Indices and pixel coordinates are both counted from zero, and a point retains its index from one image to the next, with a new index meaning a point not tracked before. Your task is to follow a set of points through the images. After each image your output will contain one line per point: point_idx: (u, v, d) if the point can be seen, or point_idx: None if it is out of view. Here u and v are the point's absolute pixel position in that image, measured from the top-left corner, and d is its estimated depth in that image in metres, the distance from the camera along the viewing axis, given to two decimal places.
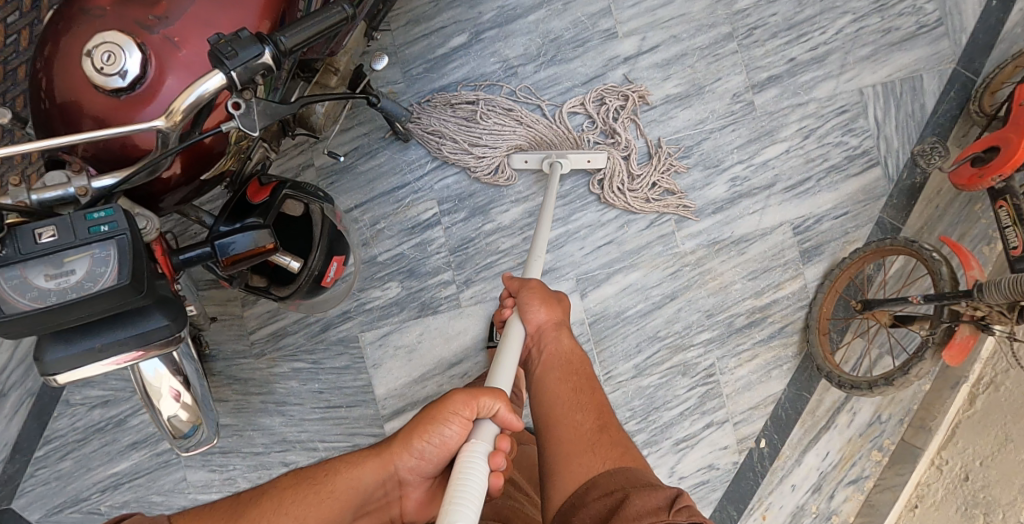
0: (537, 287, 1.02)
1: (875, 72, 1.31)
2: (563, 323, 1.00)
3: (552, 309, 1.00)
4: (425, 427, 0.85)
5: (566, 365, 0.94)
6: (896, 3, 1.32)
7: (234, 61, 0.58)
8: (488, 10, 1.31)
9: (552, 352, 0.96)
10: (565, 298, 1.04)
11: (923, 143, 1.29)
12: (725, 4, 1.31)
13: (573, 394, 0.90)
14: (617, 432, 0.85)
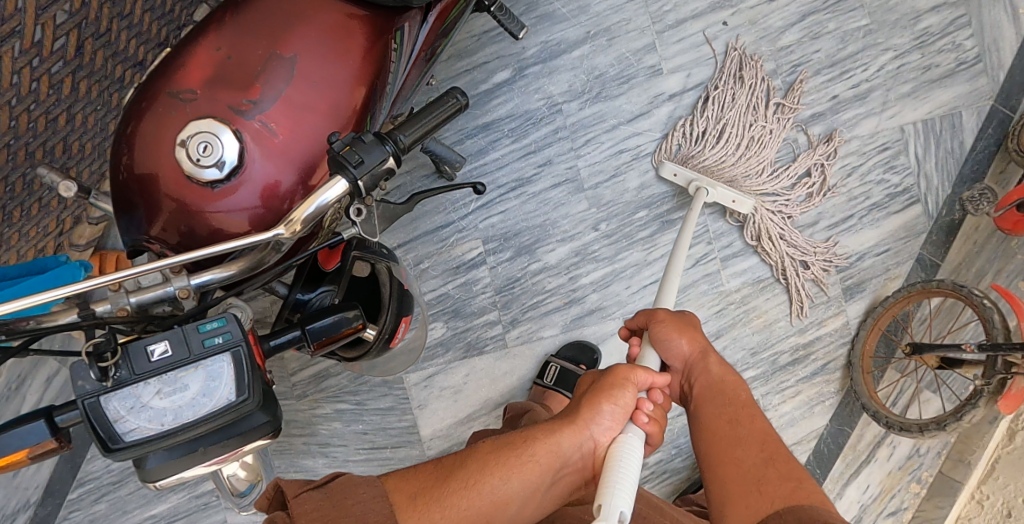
0: (668, 315, 0.96)
1: (916, 109, 1.32)
2: (708, 346, 0.94)
3: (693, 335, 0.94)
4: (610, 392, 0.82)
5: (719, 396, 0.89)
6: (936, 39, 1.33)
7: (360, 168, 0.55)
8: (532, 46, 1.29)
9: (701, 384, 0.91)
10: (694, 316, 0.98)
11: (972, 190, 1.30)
12: (768, 41, 1.31)
13: (731, 426, 0.85)
14: (786, 465, 0.79)
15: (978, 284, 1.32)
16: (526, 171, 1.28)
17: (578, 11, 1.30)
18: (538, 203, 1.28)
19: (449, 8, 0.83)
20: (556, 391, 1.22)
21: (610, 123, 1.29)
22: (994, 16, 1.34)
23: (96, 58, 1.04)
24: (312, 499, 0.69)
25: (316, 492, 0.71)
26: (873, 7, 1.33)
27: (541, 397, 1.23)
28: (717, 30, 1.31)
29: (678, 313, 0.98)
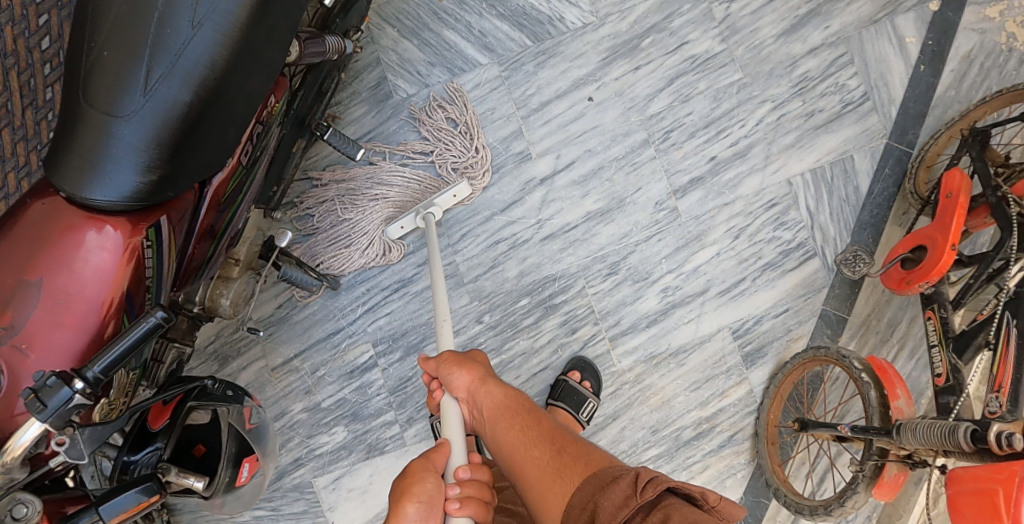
0: (449, 353, 0.93)
1: (802, 159, 1.28)
2: (486, 372, 0.90)
3: (465, 365, 0.90)
4: (409, 493, 0.76)
5: (508, 414, 0.87)
6: (816, 84, 1.29)
7: (45, 413, 0.62)
8: (402, 148, 1.32)
9: (491, 410, 0.87)
10: (478, 350, 0.95)
11: (846, 250, 1.26)
12: (638, 110, 1.29)
13: (522, 434, 0.86)
14: (575, 447, 0.84)
15: (891, 334, 1.25)
16: (408, 271, 1.30)
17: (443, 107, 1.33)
18: (422, 301, 1.30)
19: (225, 183, 0.86)
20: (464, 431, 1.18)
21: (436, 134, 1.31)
22: (879, 49, 1.30)
23: None
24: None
25: None
26: (745, 60, 1.30)
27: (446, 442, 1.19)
28: (583, 105, 1.29)
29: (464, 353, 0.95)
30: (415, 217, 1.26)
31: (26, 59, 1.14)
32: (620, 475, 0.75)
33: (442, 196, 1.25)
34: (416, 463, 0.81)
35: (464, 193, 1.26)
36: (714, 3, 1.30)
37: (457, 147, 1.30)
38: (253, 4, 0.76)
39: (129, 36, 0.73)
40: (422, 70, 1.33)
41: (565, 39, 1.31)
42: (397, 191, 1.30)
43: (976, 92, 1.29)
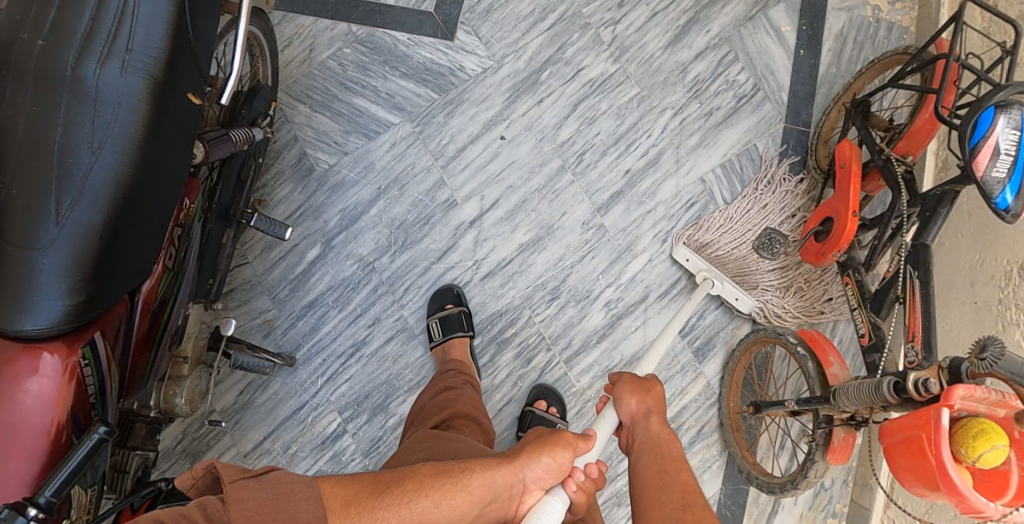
0: (630, 377, 1.00)
1: (711, 156, 1.34)
2: (656, 409, 0.97)
3: (646, 396, 0.97)
4: (551, 447, 0.83)
5: (660, 454, 0.92)
6: (709, 85, 1.36)
7: None
8: (332, 216, 1.36)
9: (643, 442, 0.94)
10: (657, 381, 1.01)
11: (760, 234, 1.32)
12: (549, 140, 1.35)
13: (658, 474, 0.90)
14: (702, 511, 0.84)
15: (827, 304, 1.31)
16: (359, 335, 1.33)
17: (365, 171, 1.36)
18: (378, 361, 1.32)
19: (156, 288, 0.89)
20: (452, 340, 1.25)
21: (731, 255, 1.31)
22: (760, 42, 1.38)
23: None
24: (247, 487, 0.68)
25: (252, 479, 0.69)
26: (640, 74, 1.37)
27: (443, 356, 1.26)
28: (497, 144, 1.35)
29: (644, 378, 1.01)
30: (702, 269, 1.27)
31: None
32: None
33: (729, 288, 1.26)
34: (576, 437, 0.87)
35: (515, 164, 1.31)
36: (600, 28, 1.38)
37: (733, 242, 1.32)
38: (149, 120, 0.80)
39: (34, 172, 0.76)
40: (339, 140, 1.38)
41: (468, 85, 1.38)
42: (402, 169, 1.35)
43: (856, 65, 1.38)
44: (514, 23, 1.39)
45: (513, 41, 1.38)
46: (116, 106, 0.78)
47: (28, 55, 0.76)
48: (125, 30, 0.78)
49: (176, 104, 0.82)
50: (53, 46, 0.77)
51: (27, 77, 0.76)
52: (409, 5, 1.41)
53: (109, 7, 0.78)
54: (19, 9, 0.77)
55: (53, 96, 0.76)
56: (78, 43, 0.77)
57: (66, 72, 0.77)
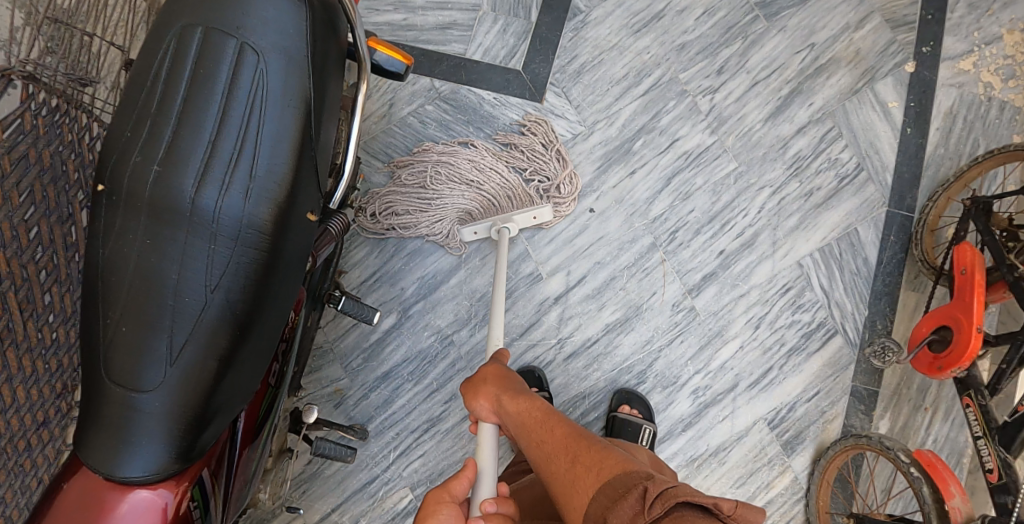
0: (467, 385, 0.98)
1: (809, 239, 1.28)
2: (500, 390, 0.94)
3: (483, 392, 0.95)
4: (425, 520, 0.75)
5: (528, 430, 0.88)
6: (810, 162, 1.30)
7: None
8: (410, 284, 1.30)
9: (516, 424, 0.90)
10: (491, 364, 0.99)
11: (873, 341, 1.26)
12: (641, 214, 1.29)
13: (541, 450, 0.87)
14: (591, 452, 0.82)
15: (923, 400, 1.26)
16: (435, 409, 1.28)
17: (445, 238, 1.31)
18: (454, 438, 1.28)
19: (256, 411, 0.85)
20: None
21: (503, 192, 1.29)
22: (865, 118, 1.32)
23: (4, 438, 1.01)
24: None
25: None
26: (737, 148, 1.30)
27: None
28: (586, 217, 1.29)
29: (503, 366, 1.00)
30: (490, 228, 1.25)
31: (19, 275, 1.00)
32: (632, 490, 0.73)
33: (521, 215, 1.24)
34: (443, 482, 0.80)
35: (546, 216, 1.25)
36: (697, 96, 1.32)
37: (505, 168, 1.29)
38: (268, 252, 0.72)
39: (142, 311, 0.70)
40: None
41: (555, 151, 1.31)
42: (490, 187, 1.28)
43: (965, 146, 1.31)
44: (607, 87, 1.32)
45: (606, 106, 1.32)
46: (235, 239, 0.71)
47: (143, 181, 0.69)
48: (247, 151, 0.70)
49: (297, 228, 0.75)
50: (169, 172, 0.68)
51: (141, 206, 0.69)
52: (497, 62, 1.35)
53: (229, 128, 0.69)
54: (132, 126, 0.69)
55: (168, 228, 0.69)
56: (197, 167, 0.69)
57: (183, 201, 0.69)
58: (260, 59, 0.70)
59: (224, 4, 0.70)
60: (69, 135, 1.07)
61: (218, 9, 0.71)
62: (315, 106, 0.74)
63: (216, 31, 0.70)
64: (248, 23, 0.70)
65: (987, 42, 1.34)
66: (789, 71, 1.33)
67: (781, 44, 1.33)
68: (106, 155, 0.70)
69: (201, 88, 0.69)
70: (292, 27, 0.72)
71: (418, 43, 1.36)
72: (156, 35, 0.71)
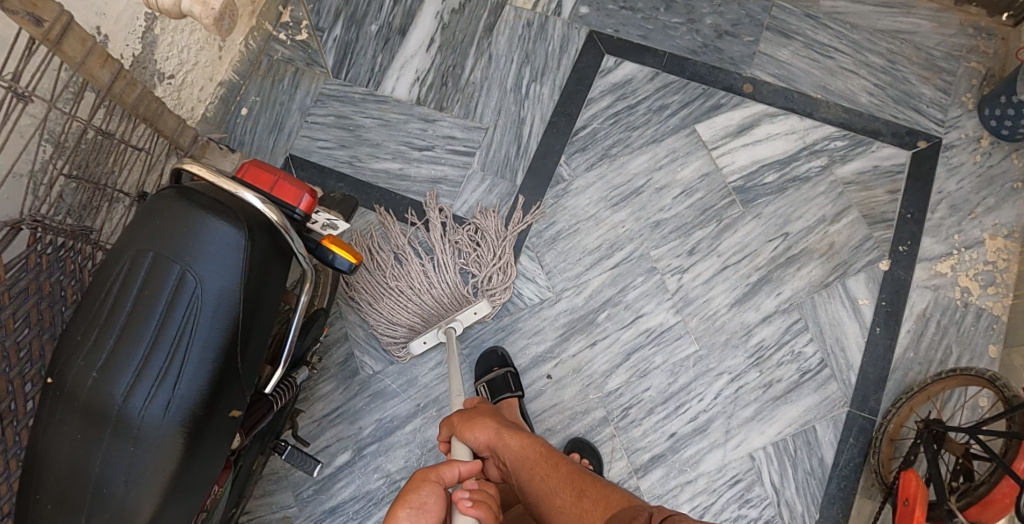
0: (457, 419, 1.01)
1: (763, 431, 1.28)
2: (500, 425, 0.98)
3: (486, 424, 0.98)
4: (400, 500, 0.78)
5: (529, 464, 0.93)
6: (773, 352, 1.30)
7: None
8: (368, 424, 1.34)
9: (513, 460, 0.94)
10: (480, 408, 1.04)
11: None
12: (596, 386, 1.31)
13: (546, 482, 0.91)
14: (599, 488, 0.88)
15: None
16: None
17: (407, 384, 1.35)
18: None
19: None
20: None
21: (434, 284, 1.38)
22: (833, 313, 1.31)
23: None
24: None
25: None
26: (700, 330, 1.32)
27: None
28: (542, 382, 1.33)
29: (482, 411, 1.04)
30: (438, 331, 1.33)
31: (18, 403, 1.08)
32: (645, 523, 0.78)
33: (463, 313, 1.32)
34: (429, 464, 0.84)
35: (484, 309, 1.33)
36: (666, 274, 1.34)
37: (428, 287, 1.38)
38: (184, 460, 0.80)
39: (70, 501, 0.78)
40: (386, 347, 1.37)
41: (523, 313, 1.36)
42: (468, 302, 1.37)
43: (936, 352, 1.29)
44: (579, 256, 1.37)
45: (575, 274, 1.36)
46: (152, 444, 0.79)
47: (81, 385, 0.79)
48: (175, 366, 0.80)
49: (214, 433, 0.82)
50: (104, 380, 0.78)
51: (78, 406, 0.78)
52: (478, 220, 1.41)
53: (158, 350, 0.80)
54: (81, 332, 0.80)
55: (97, 429, 0.78)
56: (129, 377, 0.79)
57: (113, 407, 0.78)
58: (197, 284, 0.81)
59: (173, 233, 0.81)
60: (72, 265, 1.15)
61: (168, 236, 0.82)
62: (244, 326, 0.83)
63: (163, 256, 0.81)
64: (190, 252, 0.81)
65: (968, 245, 1.32)
66: (762, 258, 1.34)
67: (755, 230, 1.35)
68: (60, 352, 0.81)
69: (141, 307, 0.80)
70: (227, 258, 0.82)
71: (408, 193, 1.44)
72: (114, 254, 0.82)
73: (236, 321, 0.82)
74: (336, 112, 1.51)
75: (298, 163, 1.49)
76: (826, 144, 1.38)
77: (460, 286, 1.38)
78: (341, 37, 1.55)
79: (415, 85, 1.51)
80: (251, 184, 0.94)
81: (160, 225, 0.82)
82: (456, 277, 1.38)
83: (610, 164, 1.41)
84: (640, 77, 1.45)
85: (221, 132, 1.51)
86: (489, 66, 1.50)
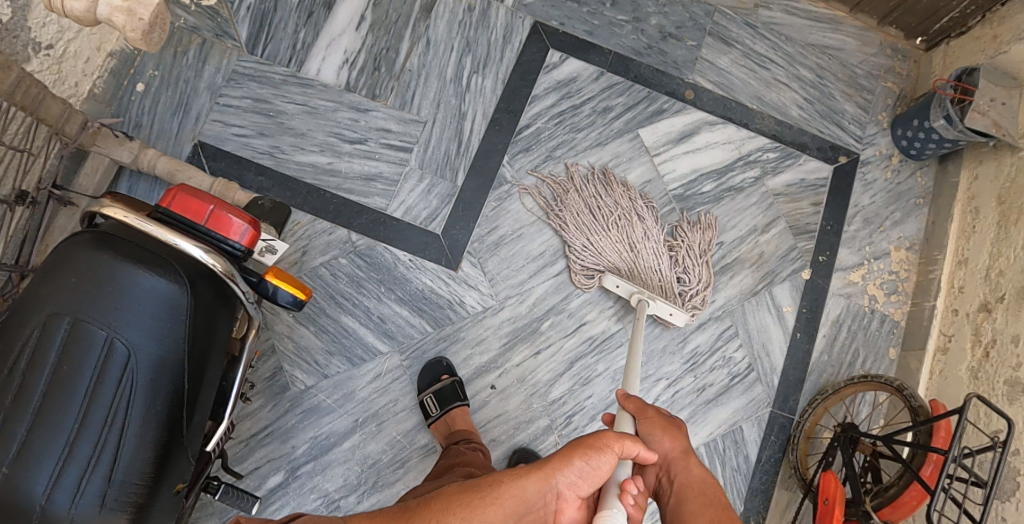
0: (656, 413, 0.94)
1: (697, 433, 1.34)
2: (689, 449, 0.90)
3: (679, 438, 0.90)
4: (586, 450, 0.78)
5: (700, 495, 0.84)
6: (707, 358, 1.36)
7: None
8: (301, 442, 1.26)
9: (683, 480, 0.86)
10: (685, 424, 0.95)
11: None
12: (540, 394, 1.31)
13: (704, 515, 0.81)
14: None
15: None
16: None
17: (343, 399, 1.27)
18: None
19: None
20: None
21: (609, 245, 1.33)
22: (761, 320, 1.38)
23: None
24: None
25: None
26: None
27: None
28: (486, 393, 1.30)
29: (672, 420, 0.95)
30: (633, 293, 1.29)
31: None
32: None
33: (662, 304, 1.28)
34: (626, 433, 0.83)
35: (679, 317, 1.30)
36: None
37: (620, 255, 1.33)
38: None
39: None
40: (320, 359, 1.28)
41: (466, 322, 1.32)
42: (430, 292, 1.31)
43: (847, 355, 1.40)
44: (523, 262, 1.33)
45: (519, 282, 1.33)
46: None
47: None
48: (110, 447, 0.70)
49: (162, 507, 0.74)
50: (19, 474, 0.67)
51: None
52: (417, 222, 1.33)
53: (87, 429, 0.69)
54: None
55: None
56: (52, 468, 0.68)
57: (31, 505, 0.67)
58: (130, 351, 0.70)
59: (96, 293, 0.70)
60: None
61: (91, 294, 0.70)
62: (190, 392, 0.74)
63: (85, 320, 0.69)
64: (120, 315, 0.70)
65: (876, 256, 1.43)
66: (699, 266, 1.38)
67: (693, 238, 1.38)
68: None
69: (62, 383, 0.68)
70: (168, 318, 0.72)
71: (339, 190, 1.32)
72: (18, 320, 0.69)
73: (181, 388, 0.73)
74: (253, 95, 1.35)
75: (209, 152, 1.32)
76: (759, 155, 1.42)
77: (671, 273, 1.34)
78: (256, 5, 1.37)
79: (344, 67, 1.37)
80: (180, 214, 0.81)
81: (78, 282, 0.70)
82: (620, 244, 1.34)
83: (555, 166, 1.37)
84: (585, 76, 1.41)
85: (113, 111, 1.30)
86: (427, 52, 1.39)
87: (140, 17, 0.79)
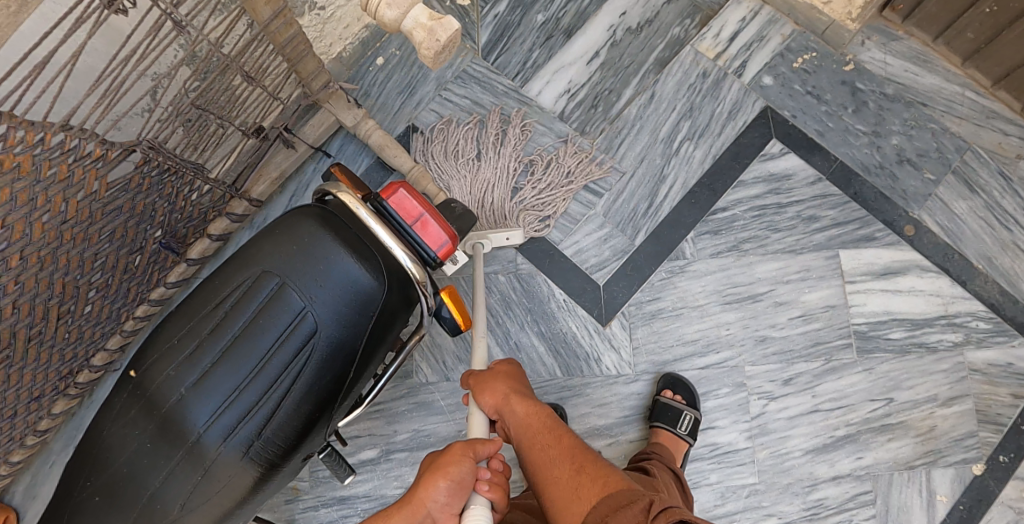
0: (474, 376, 1.03)
1: None
2: (510, 390, 1.01)
3: (496, 386, 1.01)
4: (444, 469, 0.84)
5: (537, 434, 0.98)
6: (830, 513, 1.22)
7: None
8: (403, 430, 1.29)
9: (518, 427, 0.98)
10: (507, 361, 1.09)
11: None
12: None
13: (550, 456, 0.96)
14: (595, 465, 0.94)
15: None
16: None
17: (455, 406, 1.29)
18: None
19: None
20: None
21: (490, 180, 1.35)
22: (906, 498, 1.23)
23: (20, 379, 1.12)
24: None
25: None
26: (765, 464, 1.23)
27: None
28: None
29: (501, 369, 1.06)
30: (465, 242, 1.26)
31: (72, 294, 1.08)
32: (635, 499, 0.87)
33: (497, 235, 1.27)
34: (471, 439, 0.90)
35: (517, 239, 1.28)
36: (753, 395, 1.25)
37: (527, 196, 1.34)
38: (258, 481, 0.83)
39: (135, 497, 0.81)
40: (447, 362, 1.30)
41: (594, 381, 1.28)
42: (567, 338, 1.29)
43: None
44: (671, 343, 1.28)
45: (661, 360, 1.28)
46: (230, 466, 0.81)
47: (167, 395, 0.81)
48: (270, 399, 0.81)
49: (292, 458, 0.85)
50: (194, 395, 0.80)
51: (162, 409, 0.80)
52: (583, 267, 1.31)
53: (259, 378, 0.81)
54: (179, 337, 0.81)
55: (175, 437, 0.80)
56: (218, 402, 0.80)
57: (192, 424, 0.80)
58: (315, 327, 0.81)
59: (307, 267, 0.81)
60: (169, 191, 1.11)
61: (300, 268, 0.81)
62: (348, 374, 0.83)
63: (287, 287, 0.81)
64: (317, 294, 0.81)
65: None
66: (857, 414, 1.24)
67: (860, 382, 1.25)
68: (153, 349, 0.83)
69: (254, 333, 0.81)
70: (353, 308, 0.81)
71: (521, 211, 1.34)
72: (238, 265, 0.82)
73: (343, 371, 0.83)
74: (474, 97, 1.41)
75: (418, 137, 1.40)
76: (967, 320, 1.27)
77: (541, 212, 1.33)
78: (503, 15, 1.44)
79: (564, 96, 1.41)
80: (393, 211, 0.84)
81: (295, 253, 0.81)
82: (495, 186, 1.35)
83: (738, 259, 1.29)
84: (801, 177, 1.33)
85: (350, 75, 1.42)
86: (647, 105, 1.38)
87: (439, 37, 0.86)
